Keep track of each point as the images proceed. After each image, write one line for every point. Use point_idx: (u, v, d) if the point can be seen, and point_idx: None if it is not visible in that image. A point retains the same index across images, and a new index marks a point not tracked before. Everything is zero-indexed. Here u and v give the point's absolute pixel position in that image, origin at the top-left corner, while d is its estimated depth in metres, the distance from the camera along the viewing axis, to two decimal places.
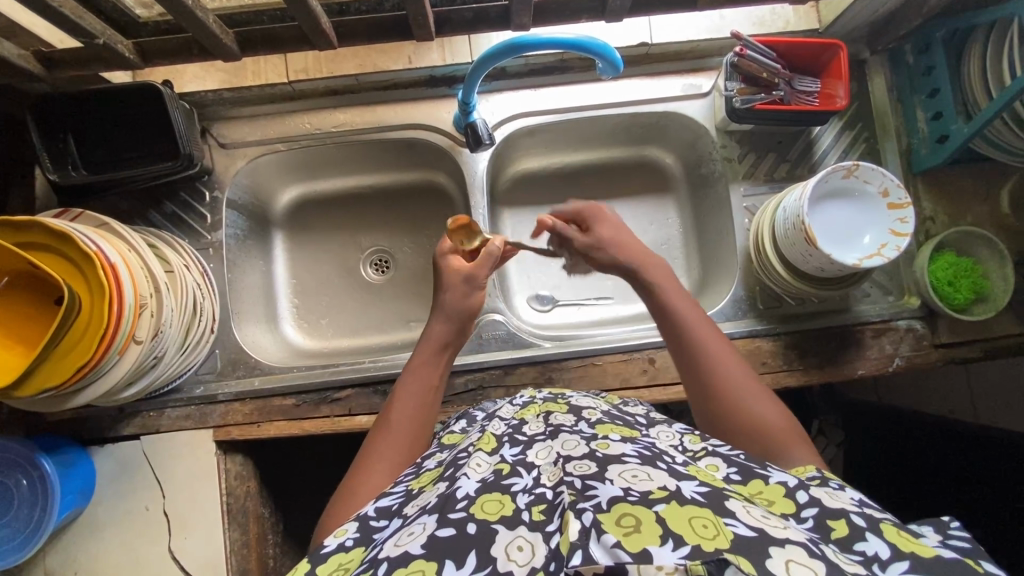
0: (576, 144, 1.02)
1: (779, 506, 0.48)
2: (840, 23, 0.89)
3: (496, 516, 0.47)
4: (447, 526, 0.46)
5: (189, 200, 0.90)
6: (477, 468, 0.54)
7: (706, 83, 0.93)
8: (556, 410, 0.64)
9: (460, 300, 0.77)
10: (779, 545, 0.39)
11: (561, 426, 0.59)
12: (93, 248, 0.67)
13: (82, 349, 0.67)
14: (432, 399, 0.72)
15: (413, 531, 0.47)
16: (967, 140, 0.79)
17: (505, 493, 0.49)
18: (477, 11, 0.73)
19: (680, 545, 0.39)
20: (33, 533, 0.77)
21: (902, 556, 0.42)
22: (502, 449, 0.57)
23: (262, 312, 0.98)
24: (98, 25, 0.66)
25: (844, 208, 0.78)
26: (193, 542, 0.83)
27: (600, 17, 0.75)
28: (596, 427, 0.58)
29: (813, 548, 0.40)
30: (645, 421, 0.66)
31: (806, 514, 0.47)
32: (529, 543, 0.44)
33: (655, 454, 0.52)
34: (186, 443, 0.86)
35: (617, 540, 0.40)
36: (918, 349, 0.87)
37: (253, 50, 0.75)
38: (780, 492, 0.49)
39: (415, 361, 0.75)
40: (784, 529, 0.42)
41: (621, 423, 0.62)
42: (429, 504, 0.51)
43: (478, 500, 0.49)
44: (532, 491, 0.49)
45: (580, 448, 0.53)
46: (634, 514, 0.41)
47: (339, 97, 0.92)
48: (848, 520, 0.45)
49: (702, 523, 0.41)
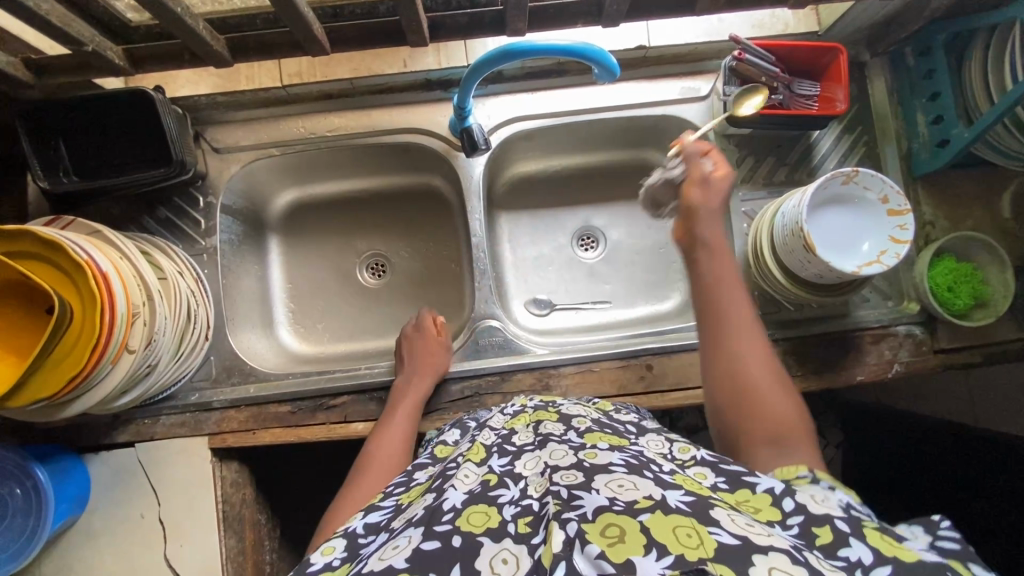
0: (573, 147, 1.01)
1: (766, 514, 0.47)
2: (840, 26, 0.88)
3: (481, 528, 0.46)
4: (432, 539, 0.45)
5: (183, 205, 0.90)
6: (464, 480, 0.53)
7: (704, 86, 0.92)
8: (546, 419, 0.64)
9: (432, 357, 0.86)
10: (762, 553, 0.39)
11: (550, 435, 0.58)
12: (84, 256, 0.66)
13: (74, 360, 0.66)
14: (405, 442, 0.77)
15: (398, 544, 0.46)
16: (968, 145, 0.78)
17: (491, 505, 0.49)
18: (471, 16, 0.72)
19: (665, 554, 0.38)
20: (28, 542, 0.77)
21: (885, 560, 0.42)
22: (491, 460, 0.57)
23: (257, 317, 0.97)
24: (87, 32, 0.65)
25: (843, 215, 0.78)
26: (188, 550, 0.82)
27: (597, 22, 0.74)
28: (584, 436, 0.57)
29: (795, 555, 0.40)
30: (636, 429, 0.65)
31: (792, 521, 0.47)
32: (514, 556, 0.43)
33: (642, 462, 0.52)
34: (181, 451, 0.85)
35: (601, 551, 0.39)
36: (917, 355, 0.87)
37: (245, 56, 0.74)
38: (767, 500, 0.48)
39: (389, 416, 0.81)
40: (769, 536, 0.41)
41: (611, 431, 0.61)
42: (416, 516, 0.50)
43: (463, 513, 0.48)
44: (519, 503, 0.49)
45: (567, 458, 0.52)
46: (618, 525, 0.41)
47: (334, 101, 0.92)
48: (833, 526, 0.46)
49: (685, 532, 0.40)
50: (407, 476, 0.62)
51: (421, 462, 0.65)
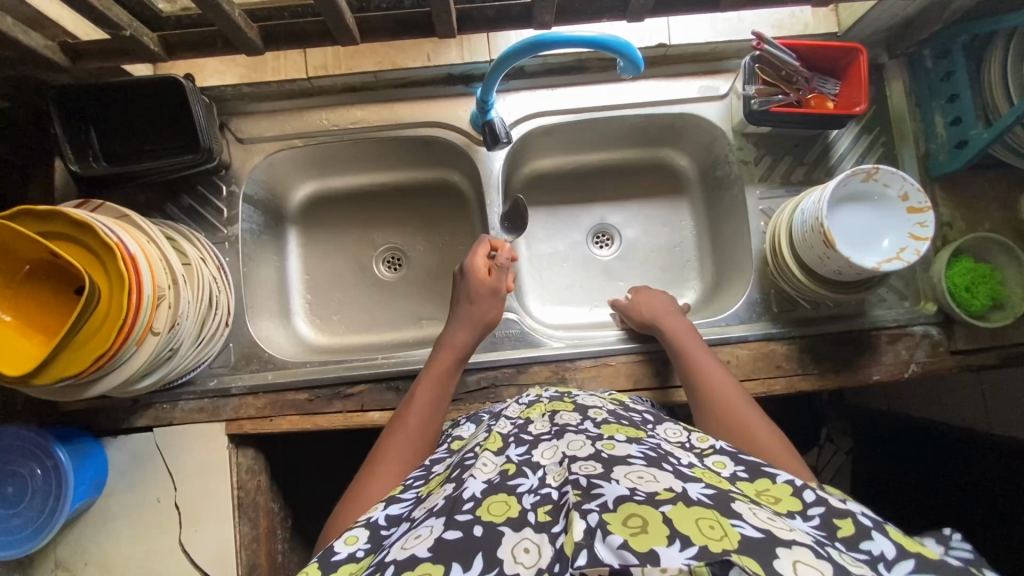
0: (590, 144, 1.02)
1: (785, 504, 0.47)
2: (859, 27, 0.89)
3: (502, 518, 0.46)
4: (453, 529, 0.45)
5: (206, 194, 0.91)
6: (483, 468, 0.52)
7: (723, 85, 0.93)
8: (562, 410, 0.63)
9: (481, 310, 0.82)
10: (786, 546, 0.38)
11: (567, 425, 0.57)
12: (114, 238, 0.67)
13: (101, 339, 0.66)
14: (441, 406, 0.74)
15: (420, 533, 0.46)
16: (988, 145, 0.78)
17: (511, 494, 0.48)
18: (498, 9, 0.73)
19: (689, 545, 0.37)
20: (46, 522, 0.78)
21: (908, 555, 0.41)
22: (508, 449, 0.55)
23: (275, 306, 0.98)
24: (126, 16, 0.67)
25: (864, 210, 0.79)
26: (203, 535, 0.83)
27: (622, 17, 0.75)
28: (602, 426, 0.57)
29: (819, 550, 0.39)
30: (651, 418, 0.65)
31: (813, 512, 0.46)
32: (536, 544, 0.43)
33: (661, 455, 0.51)
34: (198, 436, 0.86)
35: (623, 541, 0.38)
36: (933, 355, 0.87)
37: (276, 45, 0.75)
38: (787, 491, 0.48)
39: (434, 366, 0.78)
40: (791, 531, 0.41)
41: (628, 422, 0.60)
42: (436, 506, 0.49)
43: (484, 502, 0.47)
44: (538, 492, 0.48)
45: (585, 448, 0.51)
46: (641, 515, 0.40)
47: (356, 94, 0.93)
48: (855, 519, 0.44)
49: (708, 524, 0.39)
50: (425, 471, 0.62)
51: (439, 453, 0.64)
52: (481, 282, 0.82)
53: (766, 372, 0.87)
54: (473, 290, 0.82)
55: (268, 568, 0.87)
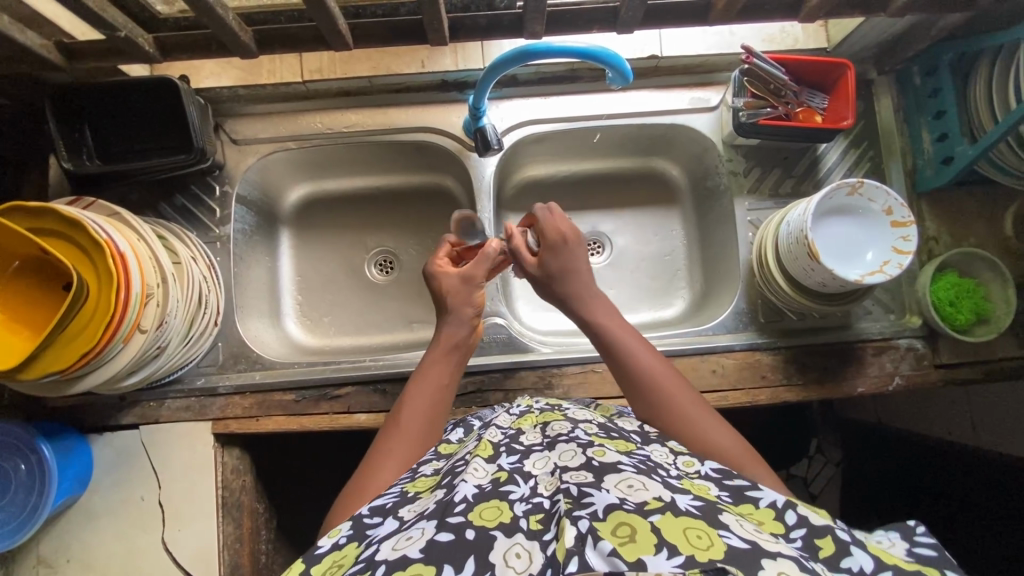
0: (583, 153, 1.03)
1: (768, 526, 0.46)
2: (847, 43, 0.90)
3: (494, 522, 0.45)
4: (445, 531, 0.45)
5: (200, 193, 0.92)
6: (475, 473, 0.52)
7: (714, 98, 0.94)
8: (553, 420, 0.63)
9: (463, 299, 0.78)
10: (771, 557, 0.38)
11: (559, 436, 0.57)
12: (104, 236, 0.68)
13: (87, 337, 0.67)
14: (444, 398, 0.72)
15: (411, 535, 0.45)
16: (972, 163, 0.79)
17: (502, 500, 0.48)
18: (490, 19, 0.75)
19: (675, 554, 0.38)
20: (29, 517, 0.78)
21: (883, 566, 0.43)
22: (500, 457, 0.55)
23: (266, 307, 0.98)
24: (120, 18, 0.68)
25: (846, 226, 0.80)
26: (186, 534, 0.83)
27: (611, 28, 0.76)
28: (591, 436, 0.58)
29: (804, 563, 0.39)
30: (641, 430, 0.64)
31: (795, 534, 0.45)
32: (527, 551, 0.43)
33: (651, 466, 0.51)
34: (184, 434, 0.86)
35: (613, 548, 0.39)
36: (917, 368, 0.87)
37: (270, 48, 0.76)
38: (769, 514, 0.48)
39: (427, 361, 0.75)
40: (777, 544, 0.41)
41: (617, 436, 0.60)
42: (427, 509, 0.49)
43: (476, 506, 0.47)
44: (530, 500, 0.48)
45: (577, 458, 0.51)
46: (630, 524, 0.40)
47: (351, 99, 0.94)
48: (835, 536, 0.44)
49: (696, 534, 0.40)
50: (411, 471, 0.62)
51: (425, 459, 0.65)
52: (450, 278, 0.79)
53: (752, 382, 0.87)
54: (447, 287, 0.79)
55: (251, 568, 0.87)
